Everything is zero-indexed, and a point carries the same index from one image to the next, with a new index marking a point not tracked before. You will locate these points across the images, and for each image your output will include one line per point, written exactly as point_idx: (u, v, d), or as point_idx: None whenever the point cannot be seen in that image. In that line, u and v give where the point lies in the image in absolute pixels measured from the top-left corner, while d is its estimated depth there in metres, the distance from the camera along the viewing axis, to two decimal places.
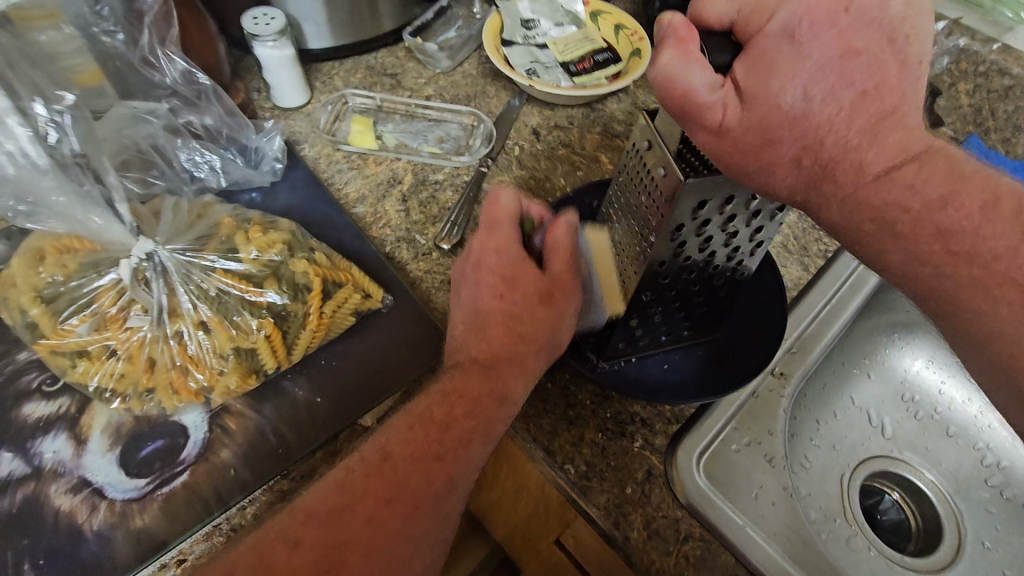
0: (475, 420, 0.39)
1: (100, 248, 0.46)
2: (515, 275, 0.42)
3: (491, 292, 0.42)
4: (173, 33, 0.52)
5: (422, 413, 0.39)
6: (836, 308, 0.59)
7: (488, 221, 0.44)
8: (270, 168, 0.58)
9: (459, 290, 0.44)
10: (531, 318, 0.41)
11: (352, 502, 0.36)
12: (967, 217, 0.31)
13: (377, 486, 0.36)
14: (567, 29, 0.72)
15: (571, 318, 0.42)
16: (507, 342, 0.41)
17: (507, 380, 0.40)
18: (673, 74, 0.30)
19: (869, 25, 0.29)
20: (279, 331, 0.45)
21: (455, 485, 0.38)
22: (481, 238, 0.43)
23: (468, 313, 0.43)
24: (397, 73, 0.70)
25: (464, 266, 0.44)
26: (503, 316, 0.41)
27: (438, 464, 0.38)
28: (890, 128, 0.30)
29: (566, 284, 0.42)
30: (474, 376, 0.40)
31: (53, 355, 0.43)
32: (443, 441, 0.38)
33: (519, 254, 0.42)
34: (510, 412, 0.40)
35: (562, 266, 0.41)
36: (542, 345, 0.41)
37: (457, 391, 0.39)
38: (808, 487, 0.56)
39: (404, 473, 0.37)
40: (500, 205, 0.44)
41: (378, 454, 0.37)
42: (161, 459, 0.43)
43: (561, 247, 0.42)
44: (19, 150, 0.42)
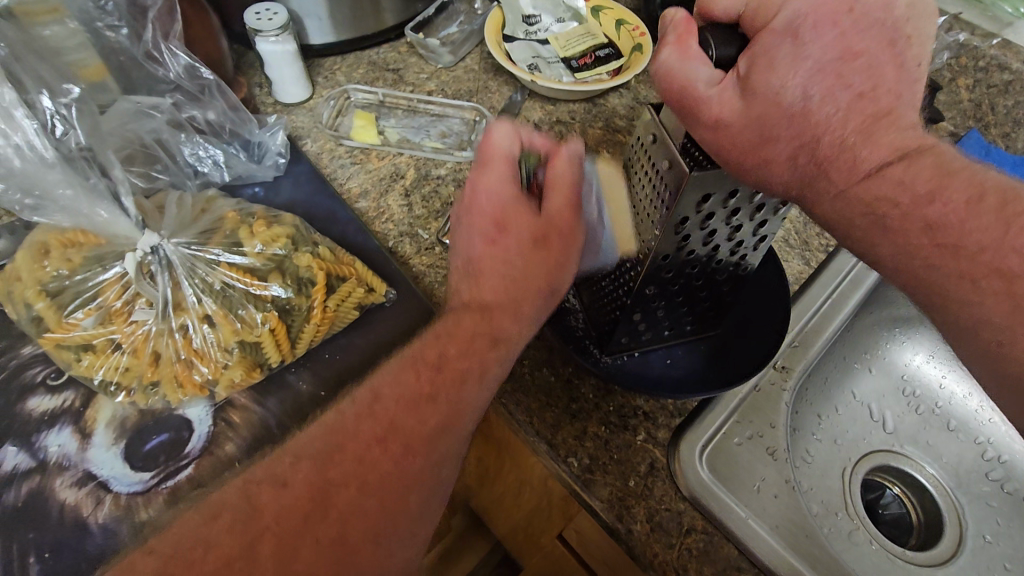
0: (468, 360, 0.38)
1: (104, 242, 0.46)
2: (510, 218, 0.40)
3: (484, 239, 0.40)
4: (176, 28, 0.53)
5: (414, 357, 0.38)
6: (838, 302, 0.59)
7: (481, 162, 0.42)
8: (273, 162, 0.58)
9: (455, 235, 0.43)
10: (527, 261, 0.39)
11: (343, 442, 0.35)
12: (953, 211, 0.31)
13: (368, 424, 0.35)
14: (568, 24, 0.73)
15: (570, 258, 0.40)
16: (500, 288, 0.39)
17: (499, 321, 0.39)
18: (669, 70, 0.31)
19: (870, 27, 0.30)
20: (283, 325, 0.45)
21: (450, 424, 0.36)
22: (473, 181, 0.42)
23: (463, 262, 0.41)
24: (399, 68, 0.70)
25: (458, 211, 0.43)
26: (496, 263, 0.40)
27: (429, 406, 0.36)
28: (886, 127, 0.30)
29: (565, 221, 0.40)
30: (469, 317, 0.39)
31: (58, 349, 0.43)
32: (433, 383, 0.37)
33: (515, 194, 0.41)
34: (504, 355, 0.39)
35: (562, 200, 0.40)
36: (538, 287, 0.39)
37: (449, 333, 0.38)
38: (808, 481, 0.57)
39: (395, 413, 0.36)
40: (496, 141, 0.42)
41: (370, 397, 0.37)
42: (166, 453, 0.43)
43: (563, 179, 0.40)
44: (26, 142, 0.42)
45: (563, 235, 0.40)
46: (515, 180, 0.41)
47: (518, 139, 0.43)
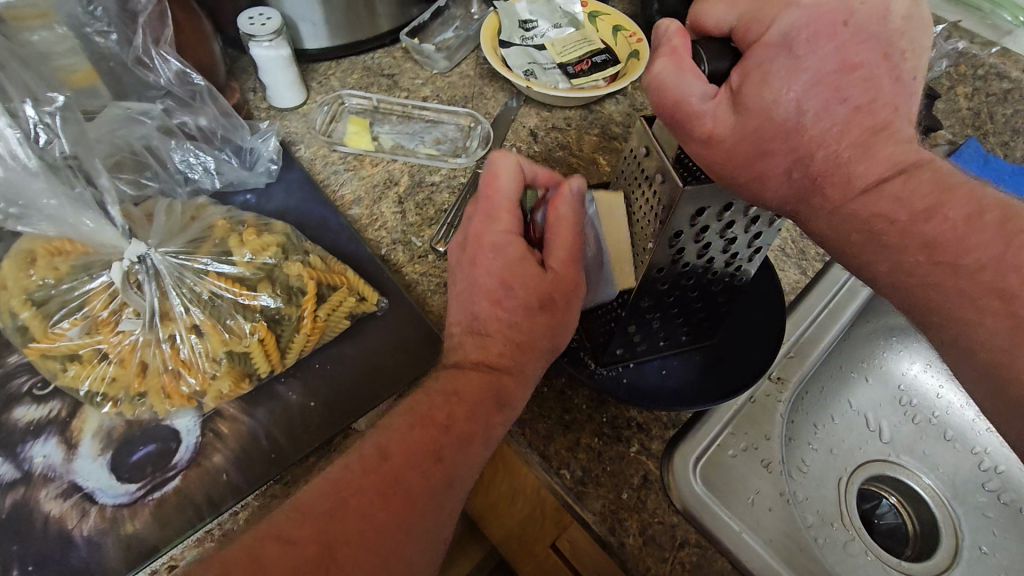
0: (476, 422, 0.37)
1: (92, 251, 0.45)
2: (515, 276, 0.40)
3: (490, 296, 0.40)
4: (168, 33, 0.52)
5: (422, 414, 0.37)
6: (834, 312, 0.58)
7: (486, 210, 0.42)
8: (265, 169, 0.58)
9: (458, 288, 0.42)
10: (531, 325, 0.39)
11: (352, 498, 0.34)
12: (950, 227, 0.30)
13: (377, 481, 0.35)
14: (564, 31, 0.73)
15: (573, 312, 0.40)
16: (506, 351, 0.39)
17: (507, 385, 0.39)
18: (665, 83, 0.30)
19: (868, 39, 0.29)
20: (273, 334, 0.45)
21: (456, 483, 0.36)
22: (477, 232, 0.41)
23: (466, 318, 0.41)
24: (394, 73, 0.70)
25: (461, 262, 0.42)
26: (502, 323, 0.40)
27: (438, 465, 0.36)
28: (884, 141, 0.30)
29: (568, 276, 0.40)
30: (478, 377, 0.38)
31: (43, 359, 0.42)
32: (443, 443, 0.36)
33: (519, 247, 0.41)
34: (509, 417, 0.39)
35: (564, 253, 0.40)
36: (540, 348, 0.40)
37: (456, 392, 0.38)
38: (804, 492, 0.56)
39: (404, 471, 0.35)
40: (501, 184, 0.42)
41: (377, 453, 0.36)
42: (153, 464, 0.43)
43: (564, 222, 0.40)
44: (9, 152, 0.41)
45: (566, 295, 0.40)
46: (517, 232, 0.41)
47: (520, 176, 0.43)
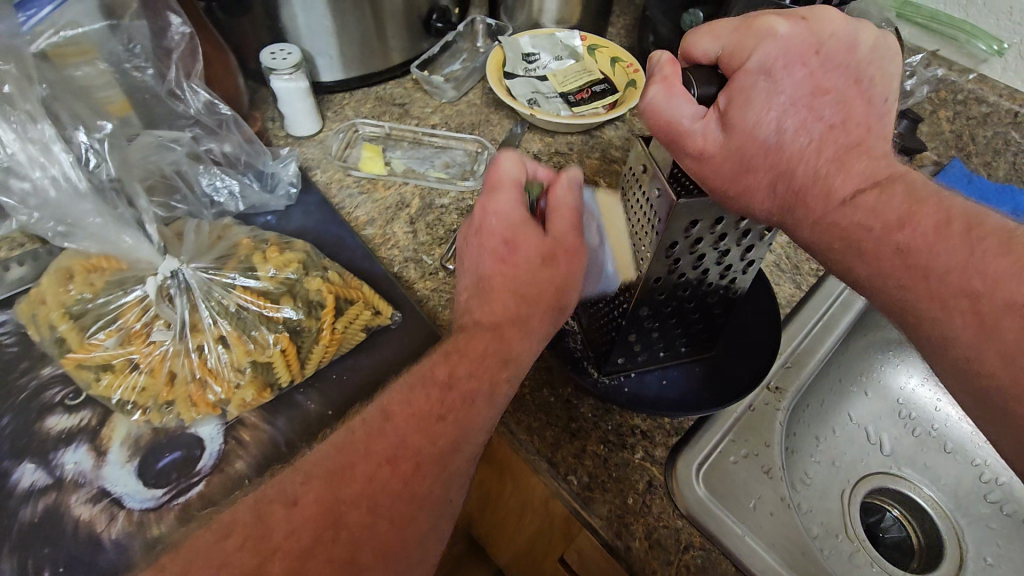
0: (478, 378, 0.39)
1: (126, 267, 0.48)
2: (519, 237, 0.43)
3: (493, 255, 0.43)
4: (198, 67, 0.56)
5: (425, 377, 0.39)
6: (828, 325, 0.61)
7: (489, 188, 0.46)
8: (285, 192, 0.61)
9: (465, 257, 0.46)
10: (535, 278, 0.42)
11: (352, 461, 0.36)
12: (923, 237, 0.32)
13: (379, 444, 0.36)
14: (565, 62, 0.77)
15: (576, 276, 0.43)
16: (511, 304, 0.42)
17: (510, 342, 0.41)
18: (658, 107, 0.33)
19: (837, 67, 0.32)
20: (294, 345, 0.47)
21: (462, 440, 0.38)
22: (483, 204, 0.45)
23: (472, 280, 0.44)
24: (405, 103, 0.74)
25: (469, 234, 0.46)
26: (507, 279, 0.43)
27: (440, 424, 0.38)
28: (859, 157, 0.33)
29: (571, 244, 0.44)
30: (481, 334, 0.41)
31: (78, 369, 0.45)
32: (444, 402, 0.38)
33: (523, 215, 0.44)
34: (515, 373, 0.41)
35: (565, 223, 0.44)
36: (543, 305, 0.42)
37: (457, 354, 0.40)
38: (807, 503, 0.58)
39: (404, 431, 0.37)
40: (503, 169, 0.46)
41: (379, 414, 0.38)
42: (178, 471, 0.45)
43: (564, 205, 0.44)
44: (62, 175, 0.44)
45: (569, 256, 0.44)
46: (522, 203, 0.45)
47: (523, 168, 0.47)
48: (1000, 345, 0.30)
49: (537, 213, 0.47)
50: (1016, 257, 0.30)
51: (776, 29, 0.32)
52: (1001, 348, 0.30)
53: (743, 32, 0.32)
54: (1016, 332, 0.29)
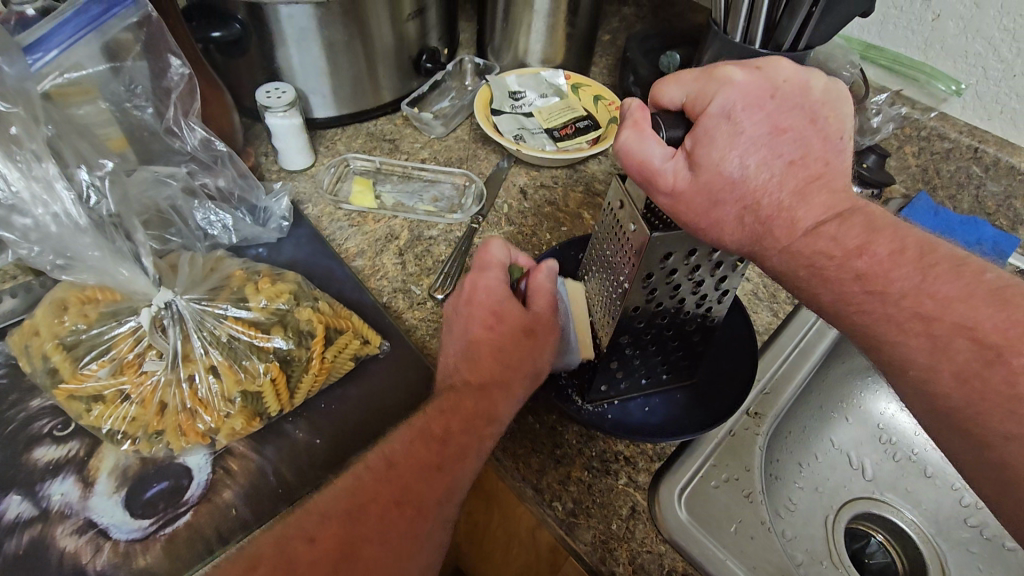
0: (471, 435, 0.42)
1: (121, 298, 0.49)
2: (504, 313, 0.48)
3: (482, 324, 0.47)
4: (196, 107, 0.58)
5: (421, 429, 0.42)
6: (804, 351, 0.63)
7: (479, 268, 0.50)
8: (277, 225, 0.63)
9: (451, 327, 0.49)
10: (517, 347, 0.46)
11: (365, 503, 0.39)
12: (880, 262, 0.34)
13: (388, 487, 0.40)
14: (550, 100, 0.80)
15: (549, 351, 0.48)
16: (496, 369, 0.45)
17: (496, 401, 0.44)
18: (630, 148, 0.35)
19: (793, 108, 0.35)
20: (284, 374, 0.48)
21: (456, 487, 0.42)
22: (472, 280, 0.49)
23: (460, 346, 0.47)
24: (395, 138, 0.77)
25: (456, 308, 0.49)
26: (492, 346, 0.46)
27: (440, 473, 0.41)
28: (819, 189, 0.35)
29: (546, 322, 0.48)
30: (471, 395, 0.44)
31: (70, 400, 0.46)
32: (441, 455, 0.42)
33: (507, 294, 0.48)
34: (499, 430, 0.44)
35: (544, 305, 0.49)
36: (525, 372, 0.46)
37: (448, 411, 0.43)
38: (791, 529, 0.59)
39: (406, 480, 0.40)
40: (491, 254, 0.51)
41: (384, 462, 0.41)
42: (165, 501, 0.45)
43: (542, 289, 0.49)
44: (64, 211, 0.45)
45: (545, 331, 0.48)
46: (506, 283, 0.49)
47: (509, 255, 0.52)
48: (953, 364, 0.32)
49: (517, 293, 0.51)
50: (965, 280, 0.33)
51: (733, 76, 0.35)
52: (954, 367, 0.31)
53: (704, 79, 0.35)
54: (965, 351, 0.31)
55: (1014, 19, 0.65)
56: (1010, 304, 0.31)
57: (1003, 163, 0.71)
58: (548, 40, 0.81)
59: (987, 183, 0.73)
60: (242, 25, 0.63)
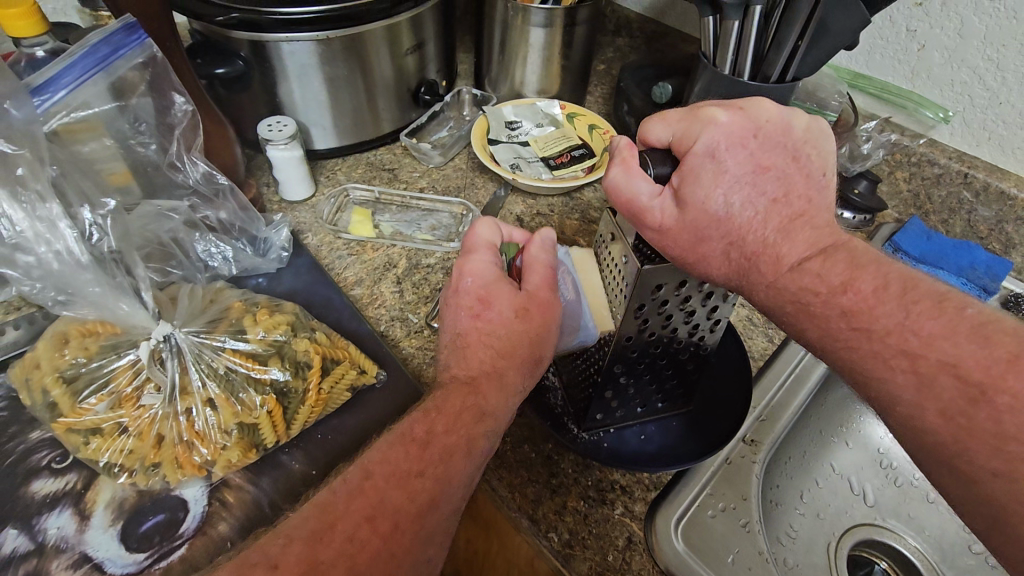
0: (456, 435, 0.42)
1: (121, 331, 0.50)
2: (492, 292, 0.48)
3: (469, 312, 0.48)
4: (198, 142, 0.60)
5: (403, 434, 0.41)
6: (800, 377, 0.63)
7: (467, 250, 0.51)
8: (276, 256, 0.64)
9: (444, 314, 0.50)
10: (507, 330, 0.46)
11: (333, 522, 0.37)
12: (865, 298, 0.34)
13: (359, 503, 0.38)
14: (546, 129, 0.82)
15: (547, 326, 0.47)
16: (486, 359, 0.46)
17: (486, 397, 0.44)
18: (618, 185, 0.37)
19: (774, 148, 0.36)
20: (280, 407, 0.49)
21: (442, 492, 0.40)
22: (461, 264, 0.50)
23: (451, 334, 0.48)
24: (395, 168, 0.79)
25: (448, 292, 0.50)
26: (481, 333, 0.47)
27: (420, 480, 0.40)
28: (802, 227, 0.36)
29: (544, 293, 0.48)
30: (457, 393, 0.43)
31: (68, 433, 0.46)
32: (423, 458, 0.40)
33: (498, 275, 0.49)
34: (491, 427, 0.43)
35: (539, 279, 0.48)
36: (519, 358, 0.46)
37: (435, 411, 0.42)
38: (793, 558, 0.58)
39: (384, 491, 0.39)
40: (480, 234, 0.52)
41: (360, 476, 0.39)
42: (160, 534, 0.45)
43: (538, 261, 0.49)
44: (65, 249, 0.47)
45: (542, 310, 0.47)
46: (496, 264, 0.50)
47: (497, 232, 0.53)
48: (940, 401, 0.32)
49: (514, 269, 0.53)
50: (947, 318, 0.33)
51: (717, 117, 0.36)
52: (940, 405, 0.32)
53: (689, 120, 0.36)
54: (951, 390, 0.31)
55: (997, 48, 0.66)
56: (990, 342, 0.31)
57: (993, 188, 0.72)
58: (544, 71, 0.83)
59: (978, 208, 0.74)
60: (245, 62, 0.65)
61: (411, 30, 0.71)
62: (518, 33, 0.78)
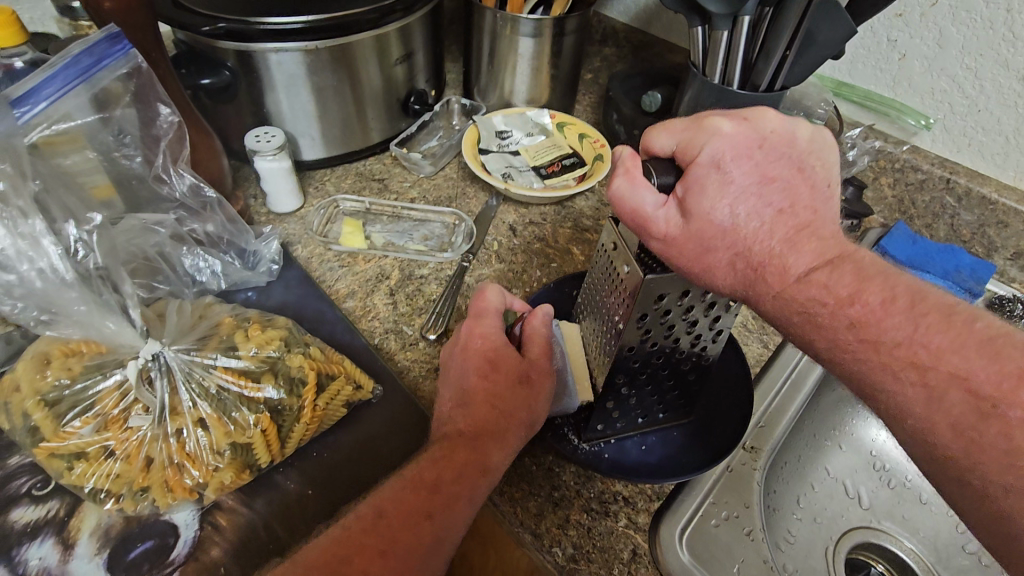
0: (461, 485, 0.41)
1: (106, 350, 0.48)
2: (501, 359, 0.47)
3: (477, 372, 0.47)
4: (185, 154, 0.58)
5: (414, 477, 0.41)
6: (796, 383, 0.63)
7: (475, 314, 0.50)
8: (266, 269, 0.63)
9: (449, 370, 0.49)
10: (511, 396, 0.45)
11: (348, 559, 0.38)
12: (873, 310, 0.34)
13: (372, 541, 0.38)
14: (536, 138, 0.82)
15: (544, 399, 0.46)
16: (489, 417, 0.44)
17: (488, 452, 0.43)
18: (623, 195, 0.36)
19: (779, 159, 0.36)
20: (274, 425, 0.47)
21: (443, 542, 0.40)
22: (469, 328, 0.49)
23: (455, 394, 0.47)
24: (384, 178, 0.78)
25: (452, 356, 0.49)
26: (487, 394, 0.45)
27: (428, 524, 0.40)
28: (809, 237, 0.36)
29: (542, 368, 0.47)
30: (464, 444, 0.43)
31: (50, 458, 0.44)
32: (432, 503, 0.40)
33: (503, 339, 0.48)
34: (491, 484, 0.42)
35: (538, 350, 0.48)
36: (521, 422, 0.45)
37: (445, 458, 0.42)
38: (793, 563, 0.58)
39: (396, 532, 0.39)
40: (489, 300, 0.51)
41: (373, 512, 0.40)
42: (150, 561, 0.43)
43: (537, 335, 0.49)
44: (50, 267, 0.45)
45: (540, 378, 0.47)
46: (503, 330, 0.49)
47: (504, 300, 0.52)
48: (949, 416, 0.32)
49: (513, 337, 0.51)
50: (954, 333, 0.33)
51: (722, 127, 0.36)
52: (950, 419, 0.32)
53: (694, 130, 0.36)
54: (961, 405, 0.32)
55: (975, 57, 0.68)
56: (1002, 355, 0.32)
57: (975, 193, 0.73)
58: (533, 81, 0.83)
59: (961, 213, 0.76)
60: (231, 72, 0.64)
61: (400, 40, 0.70)
62: (507, 42, 0.78)
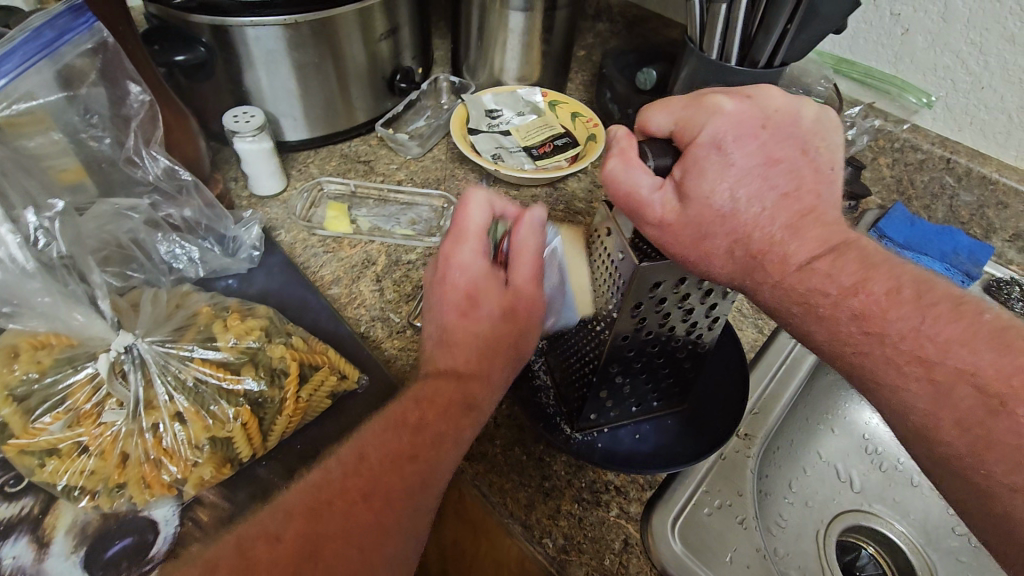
0: (446, 423, 0.40)
1: (77, 343, 0.46)
2: (481, 292, 0.44)
3: (457, 309, 0.44)
4: (158, 134, 0.55)
5: (395, 422, 0.40)
6: (791, 369, 0.62)
7: (456, 236, 0.46)
8: (247, 255, 0.61)
9: (428, 305, 0.46)
10: (496, 333, 0.44)
11: (331, 498, 0.36)
12: (877, 300, 0.33)
13: (356, 481, 0.37)
14: (527, 117, 0.79)
15: (532, 327, 0.45)
16: (471, 357, 0.43)
17: (473, 389, 0.42)
18: (616, 177, 0.34)
19: (783, 140, 0.35)
20: (255, 419, 0.46)
21: (427, 484, 0.39)
22: (448, 254, 0.46)
23: (436, 330, 0.45)
24: (370, 160, 0.75)
25: (433, 281, 0.46)
26: (468, 332, 0.44)
27: (411, 465, 0.38)
28: (812, 223, 0.35)
29: (530, 291, 0.45)
30: (447, 382, 0.42)
31: (20, 455, 0.42)
32: (415, 443, 0.39)
33: (486, 268, 0.45)
34: (478, 418, 0.42)
35: (526, 271, 0.45)
36: (504, 356, 0.44)
37: (426, 399, 0.41)
38: (784, 547, 0.58)
39: (379, 471, 0.37)
40: (471, 216, 0.46)
41: (355, 455, 0.38)
42: (128, 559, 0.42)
43: (526, 249, 0.45)
44: (8, 256, 0.44)
45: (528, 307, 0.45)
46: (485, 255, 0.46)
47: (490, 210, 0.47)
48: (957, 411, 0.31)
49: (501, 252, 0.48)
50: (962, 323, 0.32)
51: (723, 105, 0.34)
52: (957, 415, 0.31)
53: (694, 108, 0.34)
54: (970, 400, 0.30)
55: (980, 32, 0.66)
56: (1010, 349, 0.31)
57: (975, 172, 0.72)
58: (523, 58, 0.80)
59: (960, 193, 0.74)
60: (207, 48, 0.61)
61: (384, 14, 0.67)
62: (497, 18, 0.75)
